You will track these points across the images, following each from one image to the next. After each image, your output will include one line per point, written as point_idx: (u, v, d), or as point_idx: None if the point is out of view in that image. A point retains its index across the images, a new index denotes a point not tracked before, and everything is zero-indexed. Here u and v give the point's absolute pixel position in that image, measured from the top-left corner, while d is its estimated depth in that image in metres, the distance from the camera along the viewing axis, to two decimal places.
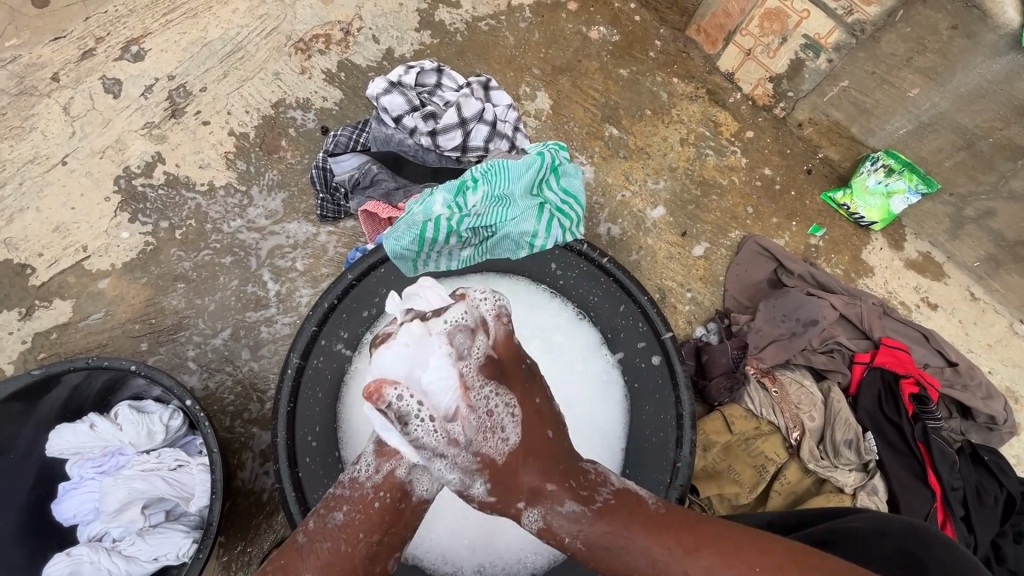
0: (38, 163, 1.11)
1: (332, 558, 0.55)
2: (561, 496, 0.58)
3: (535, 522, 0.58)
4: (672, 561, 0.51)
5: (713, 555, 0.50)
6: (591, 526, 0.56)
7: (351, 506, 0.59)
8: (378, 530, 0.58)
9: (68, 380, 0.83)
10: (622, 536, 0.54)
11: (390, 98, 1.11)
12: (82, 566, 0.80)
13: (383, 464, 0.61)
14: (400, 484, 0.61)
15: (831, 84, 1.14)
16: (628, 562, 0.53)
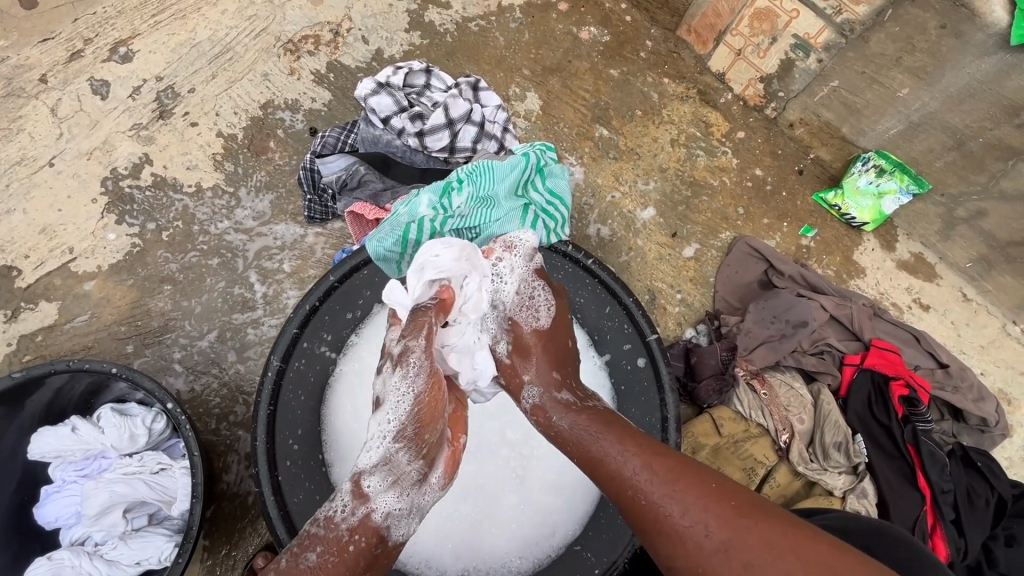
0: (25, 165, 1.11)
1: None
2: (559, 400, 0.69)
3: (532, 401, 0.70)
4: (652, 474, 0.55)
5: (680, 466, 0.55)
6: (579, 425, 0.63)
7: (324, 548, 0.58)
8: (351, 574, 0.58)
9: (50, 383, 0.82)
10: (603, 435, 0.61)
11: (378, 99, 1.11)
12: (62, 571, 0.80)
13: (359, 507, 0.62)
14: (378, 528, 0.61)
15: (821, 84, 1.13)
16: (601, 458, 0.59)
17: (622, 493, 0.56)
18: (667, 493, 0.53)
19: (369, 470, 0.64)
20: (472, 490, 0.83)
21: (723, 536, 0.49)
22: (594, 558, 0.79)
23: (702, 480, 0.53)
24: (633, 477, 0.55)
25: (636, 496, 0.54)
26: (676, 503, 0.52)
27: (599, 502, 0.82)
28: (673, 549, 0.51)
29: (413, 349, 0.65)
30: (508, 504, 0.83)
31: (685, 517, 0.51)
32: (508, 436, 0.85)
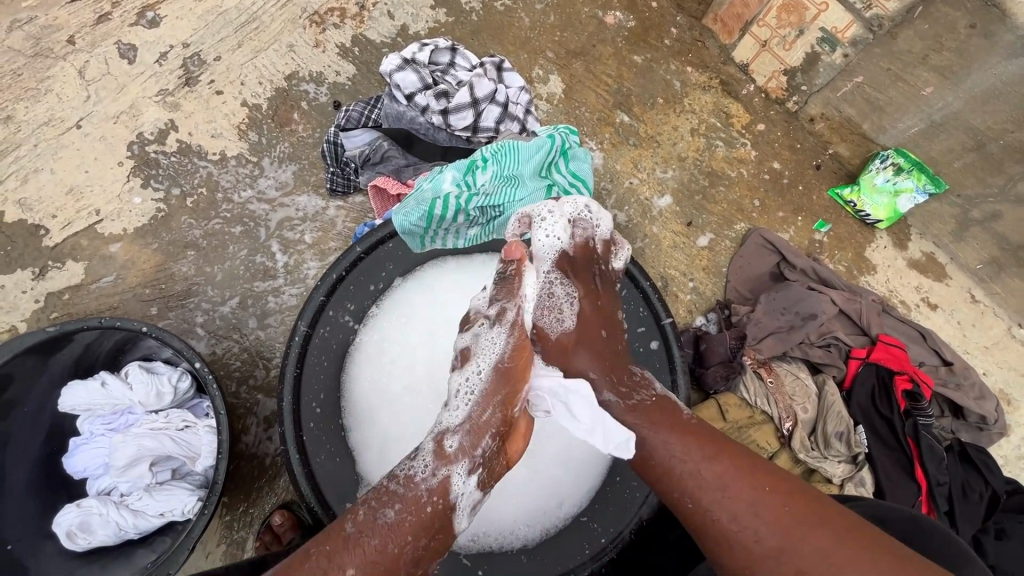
0: (53, 126, 1.12)
1: (379, 554, 0.57)
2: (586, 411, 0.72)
3: (570, 395, 0.72)
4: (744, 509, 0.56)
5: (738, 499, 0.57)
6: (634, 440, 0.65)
7: (401, 506, 0.61)
8: (426, 535, 0.61)
9: (82, 338, 0.85)
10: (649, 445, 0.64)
11: (402, 75, 1.11)
12: (90, 518, 0.83)
13: (440, 468, 0.64)
14: (451, 494, 0.64)
15: (845, 79, 1.14)
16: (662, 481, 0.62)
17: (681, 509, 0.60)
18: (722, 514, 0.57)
19: (451, 430, 0.67)
20: None
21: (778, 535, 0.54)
22: (600, 528, 0.82)
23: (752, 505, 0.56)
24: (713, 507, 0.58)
25: (686, 501, 0.60)
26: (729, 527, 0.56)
27: (606, 477, 0.86)
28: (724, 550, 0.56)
29: (511, 306, 0.72)
30: (515, 475, 0.86)
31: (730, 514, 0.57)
32: None
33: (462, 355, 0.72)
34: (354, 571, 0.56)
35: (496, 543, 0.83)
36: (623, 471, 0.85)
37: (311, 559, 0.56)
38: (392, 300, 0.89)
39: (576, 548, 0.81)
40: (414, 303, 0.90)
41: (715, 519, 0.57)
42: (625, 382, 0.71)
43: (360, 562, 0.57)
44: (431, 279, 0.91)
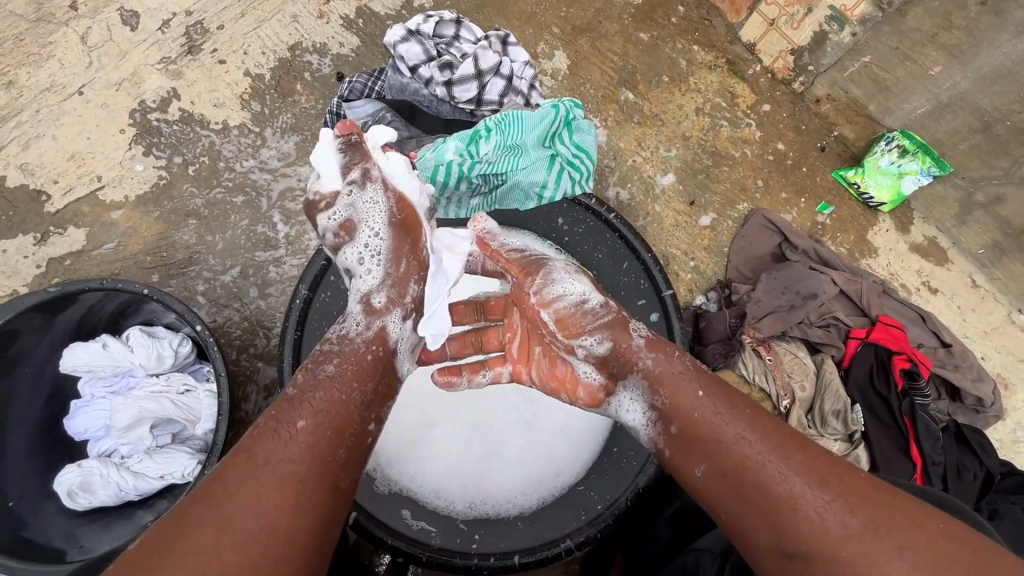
0: (55, 92, 1.12)
1: (326, 405, 0.58)
2: (648, 356, 0.66)
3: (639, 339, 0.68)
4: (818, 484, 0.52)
5: (815, 470, 0.53)
6: (704, 396, 0.61)
7: (342, 360, 0.62)
8: (372, 380, 0.63)
9: (85, 300, 0.85)
10: (723, 406, 0.60)
11: (407, 47, 1.10)
12: (91, 478, 0.84)
13: (373, 321, 0.66)
14: (390, 340, 0.67)
15: (853, 58, 1.13)
16: (728, 447, 0.57)
17: (746, 476, 0.55)
18: (799, 480, 0.52)
19: (374, 290, 0.68)
20: (480, 428, 0.88)
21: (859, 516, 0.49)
22: (597, 496, 0.82)
23: (831, 477, 0.52)
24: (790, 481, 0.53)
25: (759, 470, 0.54)
26: (804, 494, 0.52)
27: (604, 449, 0.87)
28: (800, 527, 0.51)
29: (374, 167, 0.71)
30: (515, 445, 0.88)
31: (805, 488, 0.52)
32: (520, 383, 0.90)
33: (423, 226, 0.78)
34: (305, 422, 0.57)
35: (493, 510, 0.84)
36: (619, 440, 0.86)
37: (259, 428, 0.56)
38: None
39: (573, 514, 0.81)
40: None
41: (788, 490, 0.52)
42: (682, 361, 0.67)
43: (309, 415, 0.57)
44: None
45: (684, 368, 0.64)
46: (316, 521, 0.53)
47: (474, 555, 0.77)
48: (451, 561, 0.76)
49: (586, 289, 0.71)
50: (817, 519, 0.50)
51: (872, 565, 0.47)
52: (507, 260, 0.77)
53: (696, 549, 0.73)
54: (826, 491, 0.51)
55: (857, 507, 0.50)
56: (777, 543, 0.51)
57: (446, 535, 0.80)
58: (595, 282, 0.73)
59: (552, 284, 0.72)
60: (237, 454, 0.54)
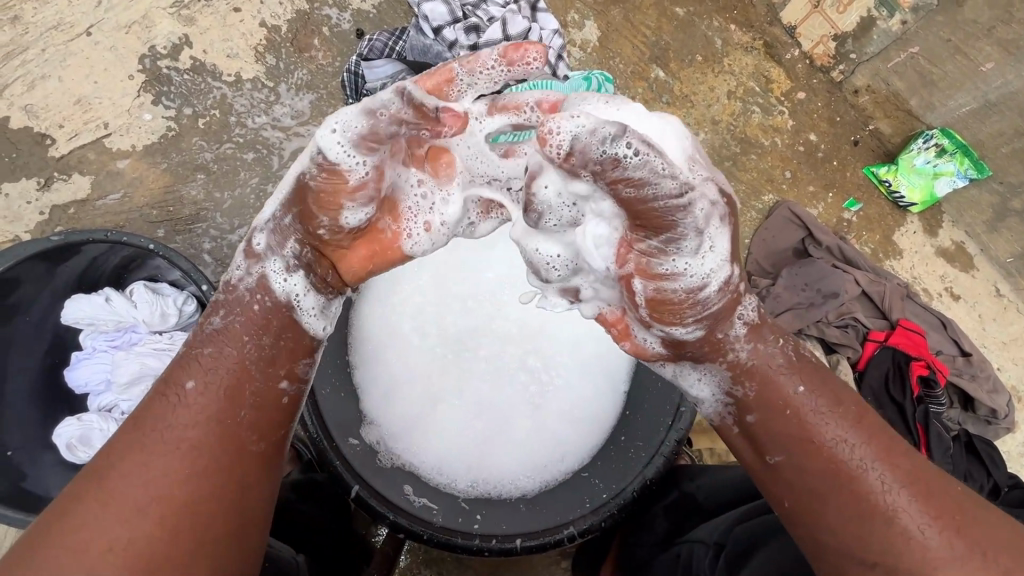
0: (62, 31, 1.07)
1: (220, 363, 0.55)
2: (744, 346, 0.60)
3: (749, 313, 0.61)
4: (912, 505, 0.52)
5: (915, 483, 0.53)
6: (815, 400, 0.58)
7: (230, 312, 0.57)
8: (268, 334, 0.57)
9: (87, 251, 0.83)
10: (831, 412, 0.57)
11: (432, 6, 1.05)
12: (91, 432, 0.83)
13: (254, 265, 0.58)
14: (276, 290, 0.58)
15: (899, 49, 1.08)
16: (819, 449, 0.56)
17: (836, 480, 0.55)
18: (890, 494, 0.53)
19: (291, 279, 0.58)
20: (487, 408, 0.87)
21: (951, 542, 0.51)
22: (602, 485, 0.81)
23: (931, 493, 0.53)
24: (883, 495, 0.53)
25: (853, 484, 0.54)
26: (907, 513, 0.52)
27: (610, 437, 0.86)
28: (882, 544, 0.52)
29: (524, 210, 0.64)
30: (520, 425, 0.87)
31: (898, 508, 0.53)
32: (528, 364, 0.89)
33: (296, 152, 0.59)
34: (246, 412, 0.55)
35: (495, 491, 0.83)
36: (628, 432, 0.85)
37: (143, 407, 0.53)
38: None
39: (578, 500, 0.80)
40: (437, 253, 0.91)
41: (876, 502, 0.53)
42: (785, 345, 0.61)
43: (200, 377, 0.54)
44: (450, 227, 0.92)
45: (779, 357, 0.60)
46: (228, 502, 0.52)
47: (476, 535, 0.75)
48: (453, 540, 0.74)
49: (717, 260, 0.56)
50: (916, 536, 0.51)
51: None
52: (629, 201, 0.52)
53: (692, 539, 0.72)
54: (929, 513, 0.52)
55: (956, 529, 0.51)
56: (861, 553, 0.53)
57: (448, 514, 0.78)
58: (735, 239, 0.57)
59: (671, 255, 0.55)
60: (127, 436, 0.52)
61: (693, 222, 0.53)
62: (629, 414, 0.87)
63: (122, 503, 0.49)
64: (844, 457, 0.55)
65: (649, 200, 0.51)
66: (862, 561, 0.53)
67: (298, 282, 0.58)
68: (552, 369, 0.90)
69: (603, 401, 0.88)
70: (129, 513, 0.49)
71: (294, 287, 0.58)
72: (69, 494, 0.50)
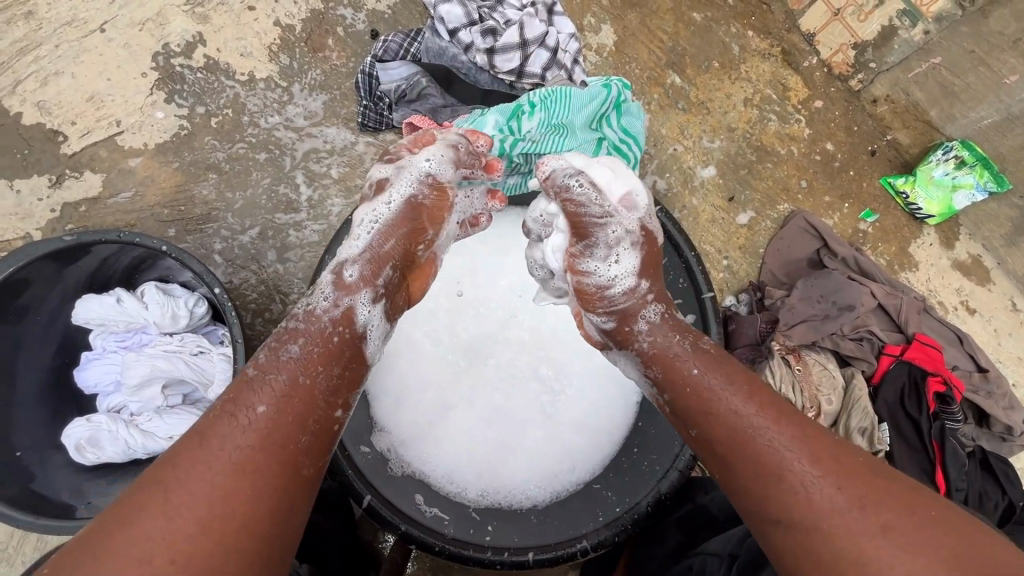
0: (75, 27, 1.06)
1: (287, 388, 0.55)
2: (648, 331, 0.65)
3: (654, 317, 0.66)
4: (805, 464, 0.51)
5: (813, 446, 0.52)
6: (719, 377, 0.59)
7: (306, 341, 0.59)
8: (338, 365, 0.60)
9: (98, 252, 0.82)
10: (732, 387, 0.58)
11: (449, 8, 1.04)
12: (100, 434, 0.82)
13: (343, 298, 0.63)
14: (357, 322, 0.63)
15: (921, 58, 1.07)
16: (719, 419, 0.57)
17: (735, 446, 0.55)
18: (787, 453, 0.52)
19: (364, 306, 0.64)
20: (498, 417, 0.87)
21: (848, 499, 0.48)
22: (616, 498, 0.79)
23: (828, 455, 0.51)
24: (778, 454, 0.52)
25: (749, 447, 0.54)
26: (812, 479, 0.50)
27: (624, 448, 0.85)
28: (780, 504, 0.51)
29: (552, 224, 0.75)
30: (532, 434, 0.86)
31: (792, 466, 0.51)
32: (540, 372, 0.89)
33: (377, 185, 0.72)
34: (308, 438, 0.55)
35: (505, 501, 0.82)
36: (643, 444, 0.84)
37: (211, 418, 0.53)
38: None
39: (591, 513, 0.79)
40: (453, 258, 0.90)
41: (773, 462, 0.52)
42: (681, 330, 0.65)
43: (270, 400, 0.54)
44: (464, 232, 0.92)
45: (681, 343, 0.63)
46: (281, 523, 0.51)
47: (489, 548, 0.74)
48: (464, 552, 0.73)
49: (626, 271, 0.67)
50: (808, 493, 0.49)
51: (857, 543, 0.46)
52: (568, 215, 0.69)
53: (704, 552, 0.71)
54: (841, 481, 0.49)
55: (850, 485, 0.49)
56: (774, 518, 0.51)
57: (460, 526, 0.78)
58: (646, 260, 0.68)
59: (588, 257, 0.68)
60: (189, 447, 0.50)
61: (605, 237, 0.67)
62: (643, 426, 0.85)
63: (181, 516, 0.47)
64: (745, 423, 0.55)
65: (579, 213, 0.68)
66: (775, 527, 0.50)
67: (374, 314, 0.65)
68: (565, 379, 0.89)
69: (616, 411, 0.87)
70: (191, 527, 0.47)
71: (371, 318, 0.65)
72: (119, 508, 0.47)
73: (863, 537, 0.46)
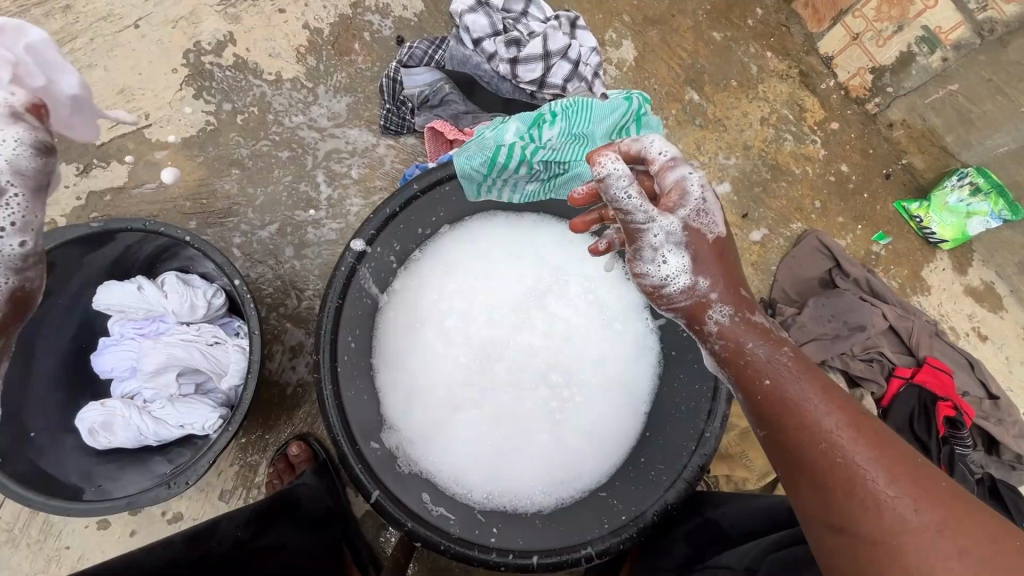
0: (111, 22, 1.09)
1: None
2: (716, 339, 0.61)
3: (722, 320, 0.60)
4: (888, 485, 0.49)
5: (895, 466, 0.49)
6: (803, 384, 0.55)
7: None
8: None
9: (122, 239, 0.83)
10: (813, 394, 0.54)
11: (474, 17, 1.07)
12: (114, 419, 0.83)
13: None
14: None
15: (938, 85, 1.07)
16: (795, 429, 0.54)
17: (810, 458, 0.52)
18: (867, 471, 0.50)
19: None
20: (508, 420, 0.87)
21: (932, 524, 0.46)
22: (621, 507, 0.79)
23: (914, 477, 0.48)
24: (858, 470, 0.50)
25: (826, 458, 0.51)
26: (896, 502, 0.48)
27: (629, 457, 0.86)
28: (856, 518, 0.49)
29: None
30: (541, 440, 0.87)
31: (872, 484, 0.49)
32: (551, 377, 0.89)
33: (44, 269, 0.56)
34: None
35: (510, 504, 0.83)
36: (648, 453, 0.85)
37: None
38: (436, 247, 0.90)
39: (596, 519, 0.79)
40: (468, 259, 0.92)
41: (853, 477, 0.50)
42: (758, 331, 0.60)
43: None
44: (479, 233, 0.92)
45: (755, 351, 0.58)
46: None
47: (493, 549, 0.73)
48: (469, 552, 0.72)
49: (679, 269, 0.61)
50: (888, 514, 0.48)
51: (938, 569, 0.44)
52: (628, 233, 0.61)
53: (720, 565, 0.71)
54: (919, 502, 0.47)
55: (935, 510, 0.47)
56: (837, 525, 0.50)
57: (464, 526, 0.77)
58: (700, 254, 0.61)
59: (641, 261, 0.61)
60: None
61: (652, 240, 0.60)
62: (649, 435, 0.87)
63: None
64: (820, 434, 0.52)
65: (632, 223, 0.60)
66: (835, 534, 0.50)
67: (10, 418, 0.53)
68: (574, 386, 0.89)
69: (623, 419, 0.88)
70: None
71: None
72: None
73: (947, 564, 0.44)
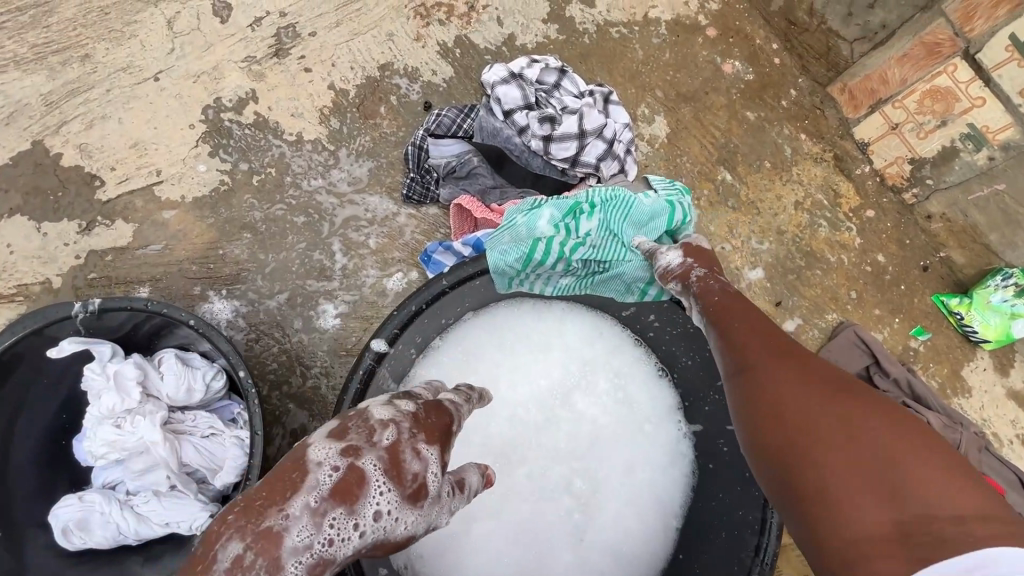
0: (131, 74, 1.05)
1: None
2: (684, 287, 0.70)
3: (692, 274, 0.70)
4: (809, 392, 0.52)
5: (822, 383, 0.53)
6: (744, 317, 0.62)
7: None
8: None
9: (119, 318, 0.78)
10: (747, 323, 0.61)
11: (506, 89, 1.03)
12: (91, 516, 0.75)
13: None
14: None
15: (983, 183, 1.04)
16: (732, 347, 0.60)
17: (746, 370, 0.57)
18: (791, 383, 0.53)
19: None
20: (528, 535, 0.80)
21: (841, 421, 0.49)
22: None
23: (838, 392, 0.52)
24: (780, 379, 0.54)
25: (755, 371, 0.56)
26: (814, 407, 0.51)
27: None
28: (775, 417, 0.52)
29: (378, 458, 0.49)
30: (561, 558, 0.80)
31: (792, 389, 0.53)
32: (575, 485, 0.82)
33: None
34: None
35: None
36: None
37: None
38: (457, 335, 0.83)
39: None
40: (489, 349, 0.85)
41: (776, 386, 0.54)
42: (712, 282, 0.69)
43: None
44: (503, 321, 0.86)
45: (708, 293, 0.68)
46: None
47: None
48: None
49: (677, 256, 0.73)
50: (806, 418, 0.51)
51: (836, 456, 0.47)
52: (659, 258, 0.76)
53: None
54: (835, 405, 0.51)
55: (848, 412, 0.50)
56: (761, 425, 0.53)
57: None
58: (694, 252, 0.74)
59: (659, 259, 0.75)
60: None
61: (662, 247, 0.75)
62: (683, 558, 0.80)
63: None
64: (751, 350, 0.58)
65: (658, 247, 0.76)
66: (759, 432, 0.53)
67: None
68: (600, 495, 0.82)
69: (653, 537, 0.81)
70: None
71: None
72: None
73: (845, 453, 0.47)
